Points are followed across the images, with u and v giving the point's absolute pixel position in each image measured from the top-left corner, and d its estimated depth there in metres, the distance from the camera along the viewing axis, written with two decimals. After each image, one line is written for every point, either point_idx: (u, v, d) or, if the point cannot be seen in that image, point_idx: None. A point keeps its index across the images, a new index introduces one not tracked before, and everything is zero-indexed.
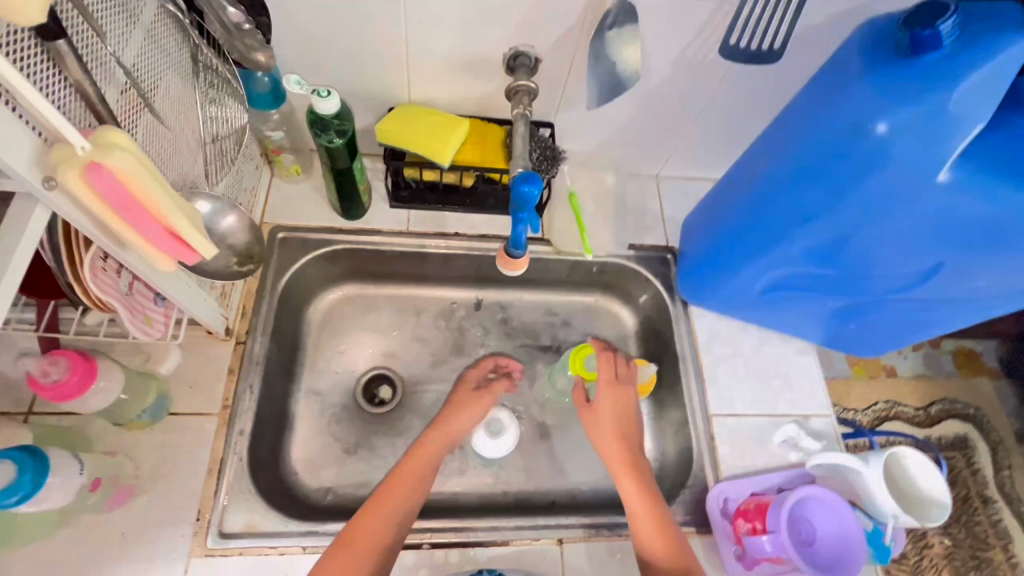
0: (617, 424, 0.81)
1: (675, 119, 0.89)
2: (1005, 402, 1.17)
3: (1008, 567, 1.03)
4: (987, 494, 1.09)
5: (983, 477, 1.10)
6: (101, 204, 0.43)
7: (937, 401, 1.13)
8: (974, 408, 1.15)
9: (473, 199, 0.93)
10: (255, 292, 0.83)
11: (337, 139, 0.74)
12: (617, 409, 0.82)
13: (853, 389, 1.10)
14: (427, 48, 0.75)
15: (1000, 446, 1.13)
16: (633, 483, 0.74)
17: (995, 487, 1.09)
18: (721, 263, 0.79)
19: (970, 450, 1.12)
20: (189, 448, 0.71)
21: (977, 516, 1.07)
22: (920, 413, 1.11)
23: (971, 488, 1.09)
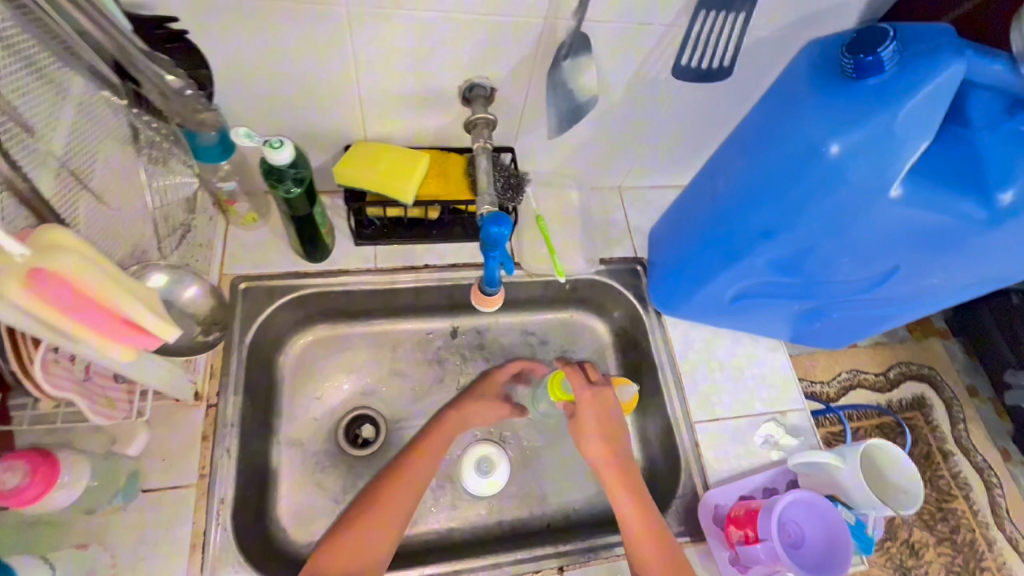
0: (599, 426, 0.80)
1: (634, 133, 0.90)
2: (956, 357, 1.24)
3: (970, 513, 1.11)
4: (946, 448, 1.15)
5: (941, 433, 1.16)
6: (49, 309, 0.40)
7: (895, 365, 1.19)
8: (928, 368, 1.21)
9: (439, 228, 0.92)
10: (222, 349, 0.79)
11: (295, 188, 0.71)
12: (599, 415, 0.81)
13: (820, 362, 1.16)
14: (380, 86, 0.73)
15: (954, 402, 1.19)
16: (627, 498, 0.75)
17: (953, 441, 1.16)
18: (690, 276, 0.81)
19: (927, 408, 1.18)
20: (168, 527, 0.68)
21: (940, 470, 1.13)
22: (880, 378, 1.17)
23: (932, 445, 1.15)
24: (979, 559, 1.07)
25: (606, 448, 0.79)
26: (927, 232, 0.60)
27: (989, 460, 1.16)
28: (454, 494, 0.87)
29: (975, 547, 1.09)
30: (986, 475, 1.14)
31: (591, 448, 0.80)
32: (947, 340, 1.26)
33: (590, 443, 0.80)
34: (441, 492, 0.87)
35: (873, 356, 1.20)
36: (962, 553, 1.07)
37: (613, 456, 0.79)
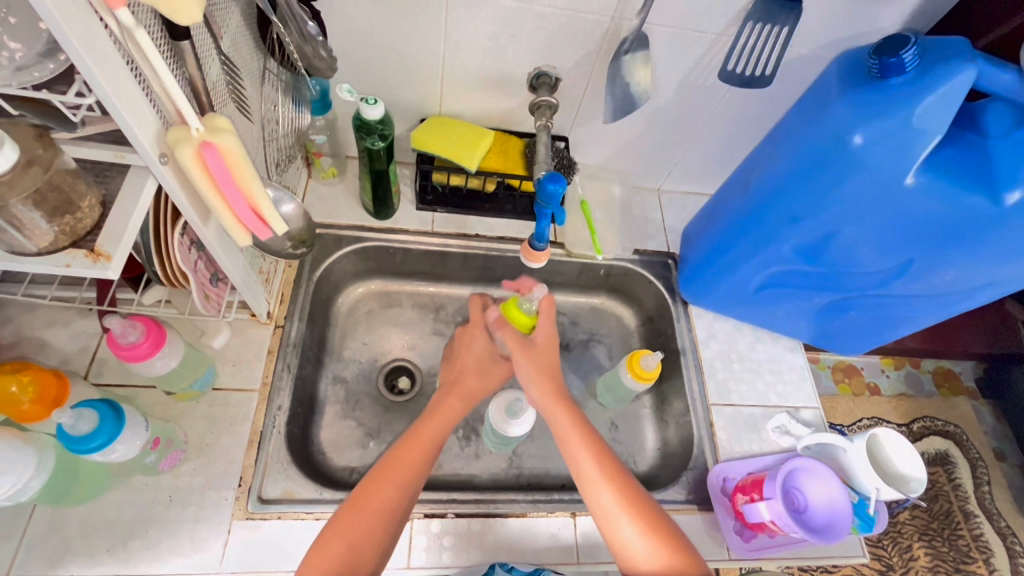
0: (581, 433, 0.74)
1: (678, 136, 0.99)
2: (984, 419, 1.24)
3: None
4: (967, 508, 1.15)
5: (964, 492, 1.16)
6: (205, 177, 0.50)
7: (917, 418, 1.21)
8: (954, 425, 1.22)
9: (492, 204, 1.02)
10: (293, 281, 0.90)
11: (379, 143, 0.82)
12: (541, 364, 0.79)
13: (840, 405, 1.19)
14: (462, 66, 0.85)
15: (979, 463, 1.20)
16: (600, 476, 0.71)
17: (977, 502, 1.15)
18: (720, 264, 0.88)
19: (950, 465, 1.18)
20: (231, 422, 0.77)
21: (960, 530, 1.13)
22: (902, 429, 1.19)
23: (953, 503, 1.15)
24: None
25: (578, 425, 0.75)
26: (939, 226, 0.67)
27: (1014, 527, 1.15)
28: (479, 443, 0.93)
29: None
30: (1010, 543, 1.13)
31: (584, 464, 0.72)
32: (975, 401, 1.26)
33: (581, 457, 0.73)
34: (466, 442, 0.93)
35: (895, 408, 1.21)
36: None
37: (560, 398, 0.77)
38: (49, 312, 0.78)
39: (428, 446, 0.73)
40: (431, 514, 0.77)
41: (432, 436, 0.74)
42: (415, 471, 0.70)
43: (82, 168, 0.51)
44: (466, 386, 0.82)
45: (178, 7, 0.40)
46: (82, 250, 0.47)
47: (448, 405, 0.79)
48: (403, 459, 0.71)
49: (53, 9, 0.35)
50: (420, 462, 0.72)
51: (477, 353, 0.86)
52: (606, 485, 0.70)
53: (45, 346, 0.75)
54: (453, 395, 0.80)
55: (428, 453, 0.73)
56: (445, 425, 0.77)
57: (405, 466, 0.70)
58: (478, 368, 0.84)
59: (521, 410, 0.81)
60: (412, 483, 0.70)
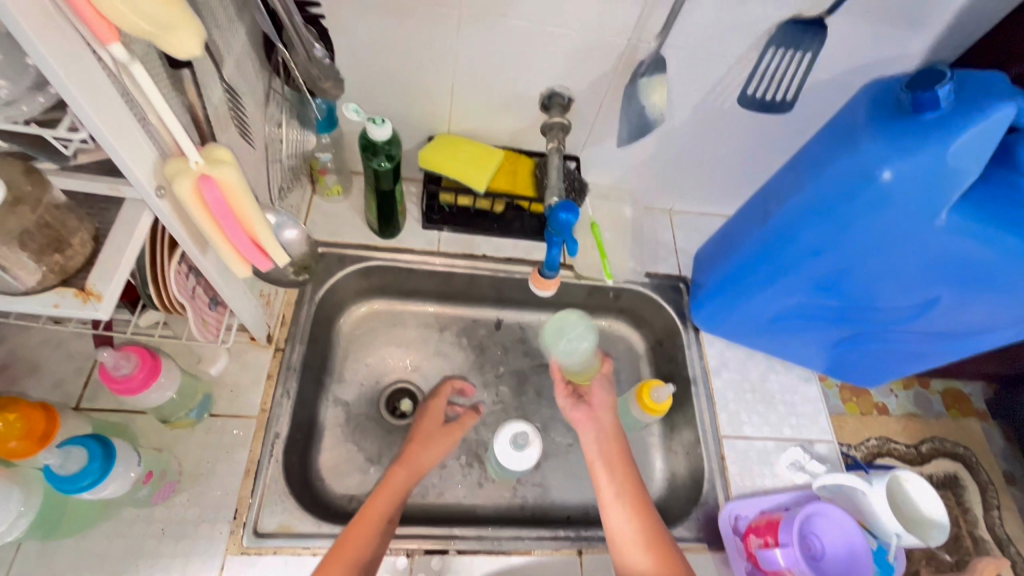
0: (623, 483, 0.77)
1: (691, 158, 0.96)
2: (995, 442, 1.09)
3: None
4: (977, 533, 1.01)
5: (973, 517, 1.02)
6: (204, 211, 0.48)
7: (926, 439, 1.06)
8: (963, 447, 1.07)
9: (500, 224, 0.99)
10: (295, 302, 0.87)
11: (386, 163, 0.80)
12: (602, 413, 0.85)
13: None
14: (472, 85, 0.82)
15: (990, 487, 1.05)
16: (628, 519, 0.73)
17: (986, 527, 1.01)
18: (733, 293, 0.85)
19: (959, 489, 1.04)
20: (227, 450, 0.74)
21: (969, 556, 0.99)
22: (911, 450, 1.04)
23: (962, 528, 1.01)
24: None
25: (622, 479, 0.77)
26: (968, 266, 0.64)
27: None
28: (482, 471, 0.91)
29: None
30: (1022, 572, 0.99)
31: (618, 518, 0.74)
32: (985, 423, 1.11)
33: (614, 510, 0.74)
34: (469, 469, 0.90)
35: None
36: None
37: (614, 447, 0.81)
38: (42, 332, 0.75)
39: (378, 521, 0.72)
40: (432, 550, 0.75)
41: (381, 510, 0.73)
42: (363, 549, 0.68)
43: (74, 199, 0.49)
44: (416, 459, 0.82)
45: (175, 44, 0.38)
46: (71, 289, 0.45)
47: (393, 479, 0.78)
48: (352, 538, 0.68)
49: (44, 50, 0.33)
50: (372, 539, 0.70)
51: (434, 422, 0.88)
52: (636, 542, 0.71)
53: (38, 369, 0.73)
54: (398, 471, 0.79)
55: (376, 531, 0.70)
56: (392, 501, 0.75)
57: (356, 546, 0.68)
58: (427, 439, 0.85)
59: (526, 442, 0.79)
60: (365, 563, 0.67)
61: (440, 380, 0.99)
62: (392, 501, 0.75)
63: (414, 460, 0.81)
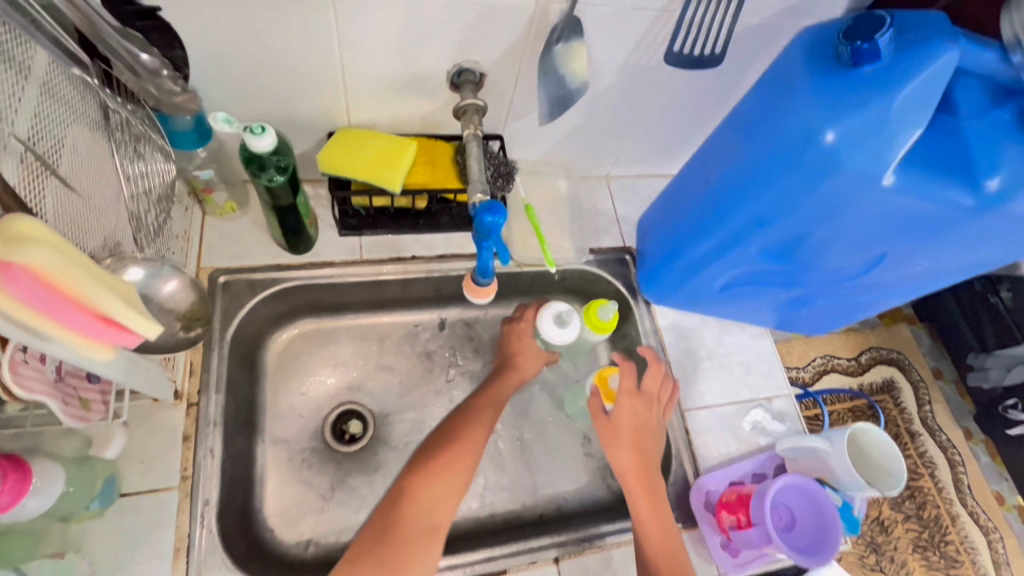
0: (637, 479, 0.75)
1: (622, 124, 0.89)
2: (922, 342, 1.20)
3: (936, 492, 1.08)
4: (913, 428, 1.12)
5: (909, 414, 1.13)
6: (15, 304, 0.38)
7: (866, 350, 1.16)
8: (896, 352, 1.17)
9: (426, 219, 0.90)
10: (203, 346, 0.76)
11: (278, 176, 0.69)
12: (630, 435, 0.78)
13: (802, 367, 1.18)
14: (365, 71, 0.71)
15: (921, 384, 1.16)
16: (651, 516, 0.73)
17: (919, 421, 1.13)
18: (679, 268, 0.81)
19: (896, 391, 1.14)
20: (148, 532, 0.65)
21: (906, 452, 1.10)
22: (852, 363, 1.14)
23: (900, 427, 1.12)
24: (943, 535, 1.05)
25: (647, 493, 0.74)
26: (915, 221, 0.61)
27: (954, 439, 1.14)
28: None
29: (939, 523, 1.07)
30: (951, 455, 1.12)
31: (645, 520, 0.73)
32: (914, 325, 1.22)
33: (645, 513, 0.73)
34: None
35: (845, 342, 1.16)
36: (928, 529, 1.05)
37: (647, 475, 0.76)
38: None
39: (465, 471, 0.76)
40: None
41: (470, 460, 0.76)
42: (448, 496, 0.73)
43: None
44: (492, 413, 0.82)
45: None
46: None
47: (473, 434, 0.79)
48: (442, 477, 0.74)
49: None
50: (458, 485, 0.74)
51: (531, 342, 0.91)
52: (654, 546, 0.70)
53: None
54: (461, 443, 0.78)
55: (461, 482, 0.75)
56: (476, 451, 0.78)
57: (446, 488, 0.73)
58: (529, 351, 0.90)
59: (566, 316, 0.84)
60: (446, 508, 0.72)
61: (387, 397, 0.92)
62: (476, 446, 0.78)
63: (484, 421, 0.81)
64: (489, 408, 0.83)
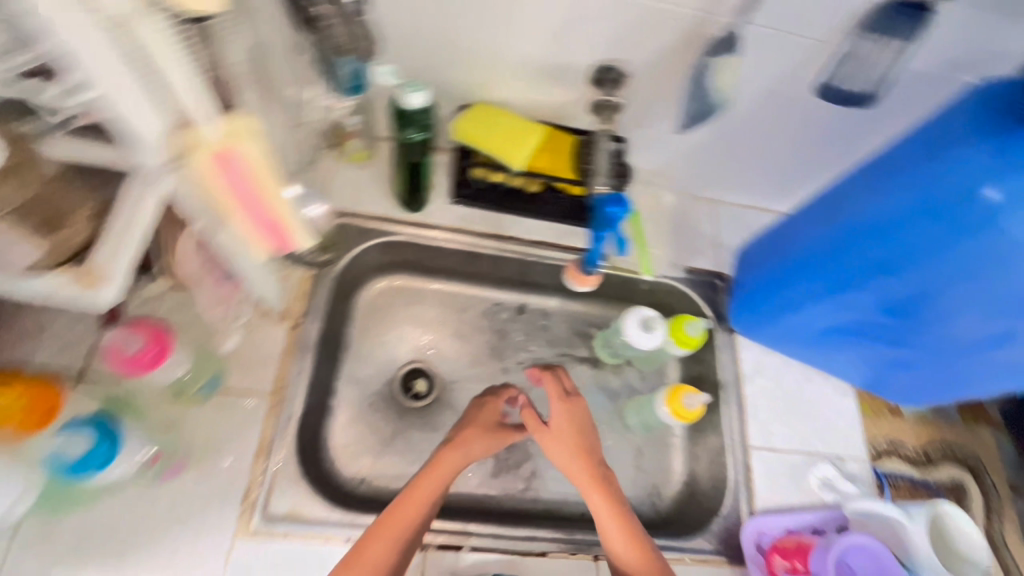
0: (596, 493, 0.71)
1: (746, 150, 0.88)
2: None
3: None
4: None
5: None
6: (224, 189, 0.47)
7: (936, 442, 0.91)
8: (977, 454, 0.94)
9: (534, 204, 0.93)
10: (313, 276, 0.82)
11: (418, 134, 0.74)
12: (570, 432, 0.75)
13: None
14: (519, 52, 0.75)
15: None
16: (615, 523, 0.69)
17: None
18: (779, 301, 0.80)
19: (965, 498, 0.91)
20: (237, 429, 0.71)
21: None
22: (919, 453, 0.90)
23: None
24: None
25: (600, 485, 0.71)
26: None
27: None
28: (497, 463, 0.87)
29: None
30: None
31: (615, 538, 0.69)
32: None
33: (615, 534, 0.69)
34: (483, 461, 0.87)
35: None
36: None
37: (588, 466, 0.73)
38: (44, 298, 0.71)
39: (434, 484, 0.70)
40: (446, 546, 0.73)
41: (427, 493, 0.69)
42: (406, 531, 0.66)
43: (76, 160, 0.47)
44: (469, 442, 0.74)
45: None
46: None
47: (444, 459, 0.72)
48: (399, 511, 0.67)
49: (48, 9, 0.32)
50: (411, 521, 0.67)
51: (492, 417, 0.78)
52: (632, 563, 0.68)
53: (41, 334, 0.69)
54: (449, 453, 0.73)
55: (419, 517, 0.67)
56: (434, 487, 0.69)
57: (402, 521, 0.66)
58: (486, 423, 0.77)
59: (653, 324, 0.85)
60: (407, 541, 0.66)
61: (457, 364, 0.95)
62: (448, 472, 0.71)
63: (467, 446, 0.74)
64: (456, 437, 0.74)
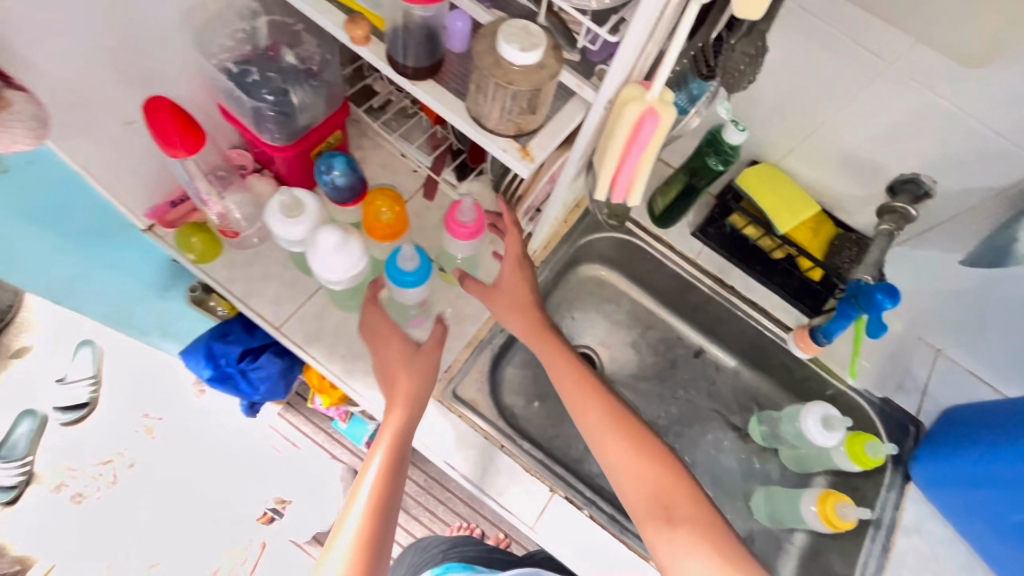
0: (600, 412, 0.72)
1: (1007, 316, 0.86)
2: None
3: None
4: None
5: None
6: (627, 135, 0.55)
7: None
8: None
9: (766, 267, 0.95)
10: (561, 236, 0.97)
11: (720, 165, 0.87)
12: (514, 300, 0.79)
13: None
14: (838, 136, 0.83)
15: None
16: (627, 448, 0.69)
17: None
18: (987, 474, 0.78)
19: None
20: (463, 318, 0.86)
21: None
22: None
23: None
24: None
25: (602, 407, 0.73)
26: None
27: None
28: None
29: None
30: None
31: (631, 479, 0.68)
32: None
33: (625, 465, 0.68)
34: None
35: None
36: None
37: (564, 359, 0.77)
38: (386, 160, 0.93)
39: (402, 406, 0.72)
40: (570, 501, 0.80)
41: (400, 417, 0.72)
42: (395, 453, 0.71)
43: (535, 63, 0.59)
44: (397, 374, 0.74)
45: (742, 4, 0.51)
46: (515, 145, 0.56)
47: (403, 372, 0.74)
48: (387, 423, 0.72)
49: None
50: (394, 439, 0.71)
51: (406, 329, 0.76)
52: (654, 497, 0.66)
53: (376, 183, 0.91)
54: (400, 391, 0.72)
55: (399, 439, 0.71)
56: (401, 403, 0.72)
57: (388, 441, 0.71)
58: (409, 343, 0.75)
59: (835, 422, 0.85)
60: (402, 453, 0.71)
61: (623, 368, 1.04)
62: (410, 391, 0.73)
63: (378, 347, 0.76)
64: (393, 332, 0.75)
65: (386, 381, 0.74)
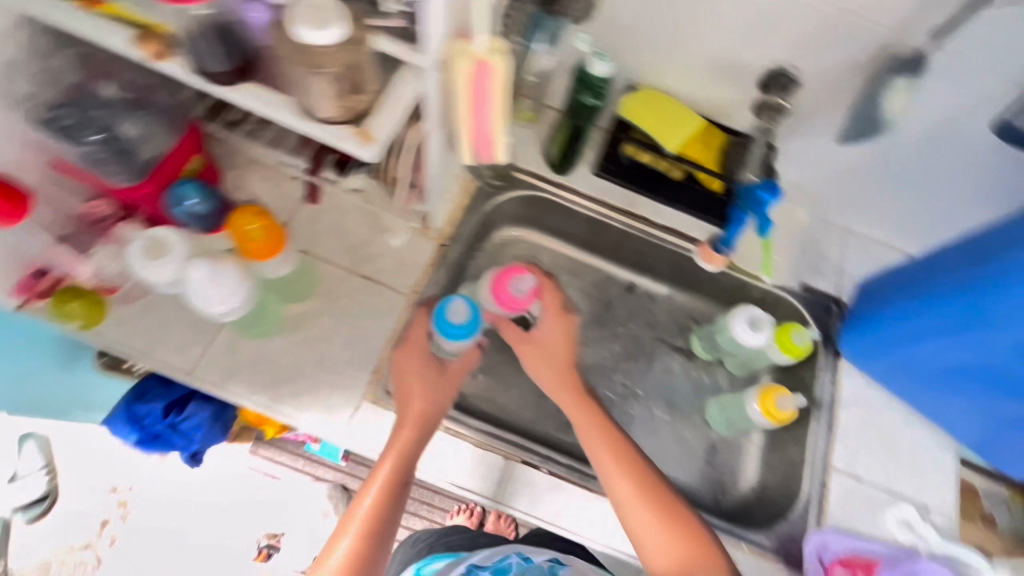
0: (581, 415, 0.74)
1: (896, 181, 0.90)
2: None
3: None
4: None
5: None
6: (468, 90, 0.56)
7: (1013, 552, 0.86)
8: None
9: (670, 191, 0.95)
10: (464, 207, 0.94)
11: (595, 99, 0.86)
12: (551, 351, 0.79)
13: None
14: (703, 43, 0.83)
15: None
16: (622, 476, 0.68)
17: None
18: (898, 334, 0.83)
19: None
20: (381, 314, 0.83)
21: None
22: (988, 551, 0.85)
23: None
24: None
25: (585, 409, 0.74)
26: None
27: None
28: None
29: None
30: None
31: (618, 487, 0.68)
32: None
33: (613, 479, 0.69)
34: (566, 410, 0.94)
35: None
36: None
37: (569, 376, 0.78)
38: (261, 173, 0.88)
39: (412, 432, 0.71)
40: (528, 464, 0.80)
41: (405, 439, 0.70)
42: (399, 471, 0.68)
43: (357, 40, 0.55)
44: (411, 393, 0.73)
45: None
46: (352, 128, 0.52)
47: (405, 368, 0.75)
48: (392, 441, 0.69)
49: None
50: (399, 455, 0.69)
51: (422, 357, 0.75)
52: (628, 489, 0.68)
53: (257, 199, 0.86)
54: (413, 410, 0.72)
55: (407, 453, 0.69)
56: (412, 418, 0.71)
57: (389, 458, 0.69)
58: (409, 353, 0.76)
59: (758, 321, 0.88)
60: (405, 475, 0.68)
61: None
62: (425, 418, 0.72)
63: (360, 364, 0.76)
64: (415, 359, 0.75)
65: (401, 395, 0.74)
